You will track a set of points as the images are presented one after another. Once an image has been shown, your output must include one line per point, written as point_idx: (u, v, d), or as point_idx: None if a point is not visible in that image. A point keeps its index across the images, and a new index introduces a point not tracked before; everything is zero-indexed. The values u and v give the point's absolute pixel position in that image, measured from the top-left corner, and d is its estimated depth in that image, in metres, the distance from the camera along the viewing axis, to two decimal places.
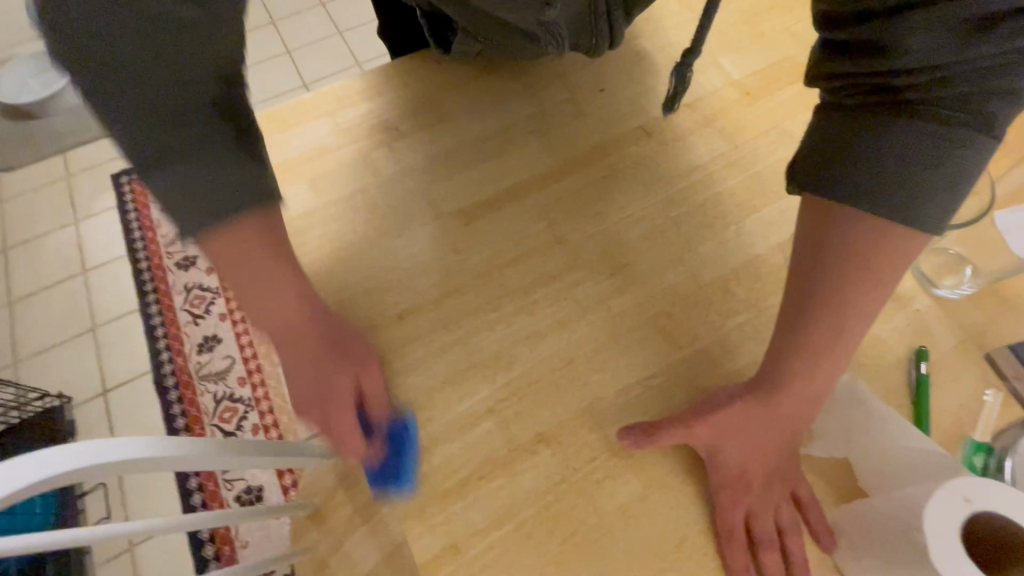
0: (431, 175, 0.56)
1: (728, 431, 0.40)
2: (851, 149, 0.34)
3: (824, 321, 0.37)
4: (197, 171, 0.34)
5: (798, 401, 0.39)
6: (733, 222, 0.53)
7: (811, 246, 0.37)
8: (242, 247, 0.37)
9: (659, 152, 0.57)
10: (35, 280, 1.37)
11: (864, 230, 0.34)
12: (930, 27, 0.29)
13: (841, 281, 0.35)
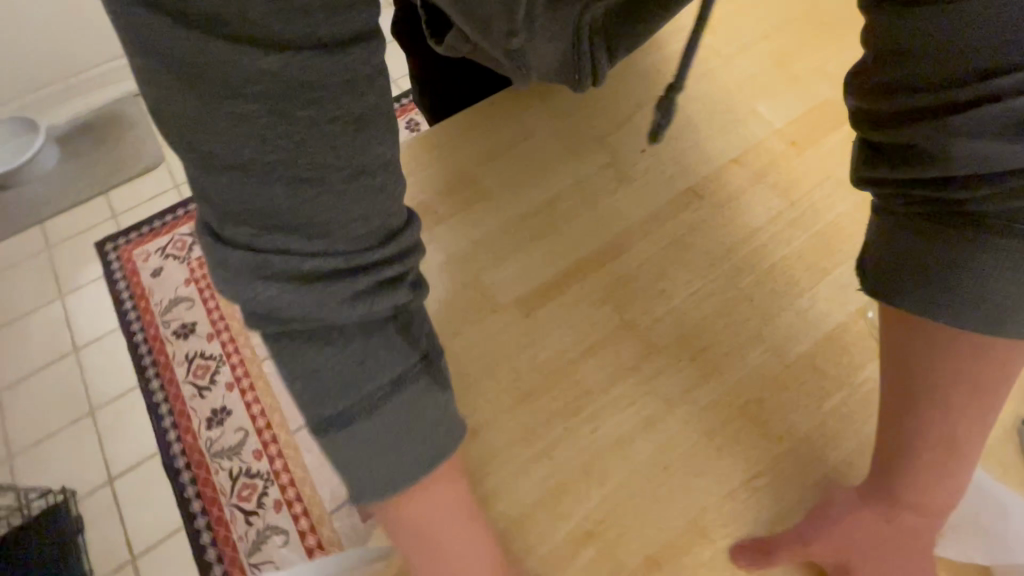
0: (480, 263, 0.52)
1: (850, 547, 0.38)
2: (915, 267, 0.32)
3: (936, 427, 0.34)
4: (324, 256, 0.26)
5: (916, 506, 0.36)
6: (807, 288, 0.50)
7: (899, 361, 0.35)
8: (380, 466, 0.30)
9: (716, 214, 0.54)
10: (22, 364, 1.30)
11: (970, 350, 0.32)
12: (984, 133, 0.28)
13: (951, 385, 0.34)
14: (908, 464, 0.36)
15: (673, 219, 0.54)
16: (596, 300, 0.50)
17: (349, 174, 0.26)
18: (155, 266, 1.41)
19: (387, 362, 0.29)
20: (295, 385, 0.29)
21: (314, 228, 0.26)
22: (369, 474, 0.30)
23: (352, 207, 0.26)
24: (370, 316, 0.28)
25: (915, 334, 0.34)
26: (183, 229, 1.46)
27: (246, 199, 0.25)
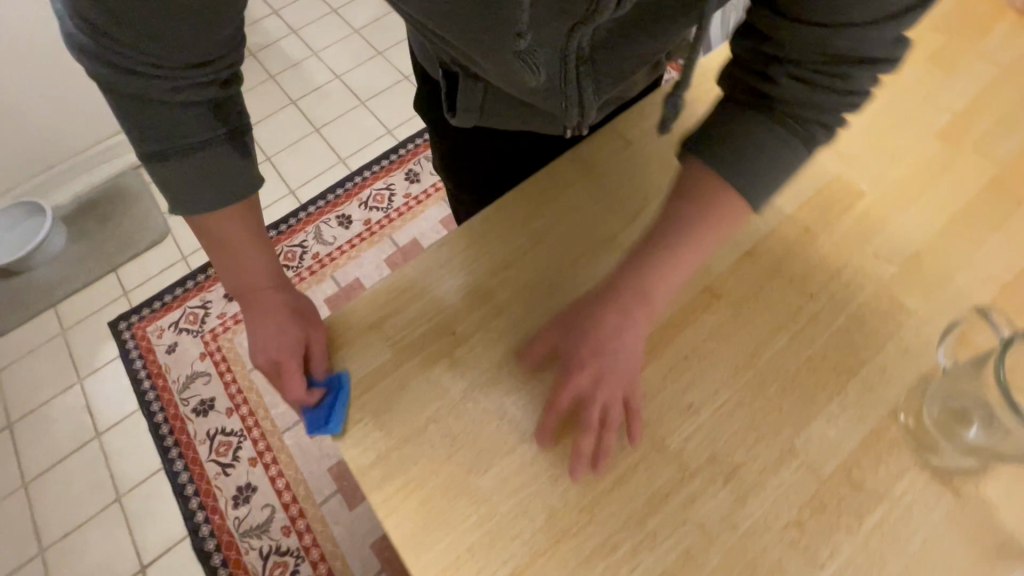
0: (503, 387, 0.52)
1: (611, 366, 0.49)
2: (722, 142, 0.50)
3: (673, 256, 0.51)
4: (189, 170, 0.48)
5: (633, 377, 0.50)
6: (835, 391, 0.50)
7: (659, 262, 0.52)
8: (213, 189, 0.50)
9: (735, 315, 0.54)
10: (48, 454, 1.31)
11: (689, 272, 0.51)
12: (811, 95, 0.47)
13: (686, 230, 0.52)
14: (653, 275, 0.51)
15: (693, 322, 0.54)
16: (624, 419, 0.50)
17: (185, 113, 0.47)
18: (169, 342, 1.42)
19: (236, 176, 0.50)
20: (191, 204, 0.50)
21: (167, 129, 0.47)
22: (235, 259, 0.54)
23: (192, 134, 0.47)
24: (229, 202, 0.51)
25: (679, 193, 0.53)
26: (194, 301, 1.47)
27: (137, 100, 0.44)
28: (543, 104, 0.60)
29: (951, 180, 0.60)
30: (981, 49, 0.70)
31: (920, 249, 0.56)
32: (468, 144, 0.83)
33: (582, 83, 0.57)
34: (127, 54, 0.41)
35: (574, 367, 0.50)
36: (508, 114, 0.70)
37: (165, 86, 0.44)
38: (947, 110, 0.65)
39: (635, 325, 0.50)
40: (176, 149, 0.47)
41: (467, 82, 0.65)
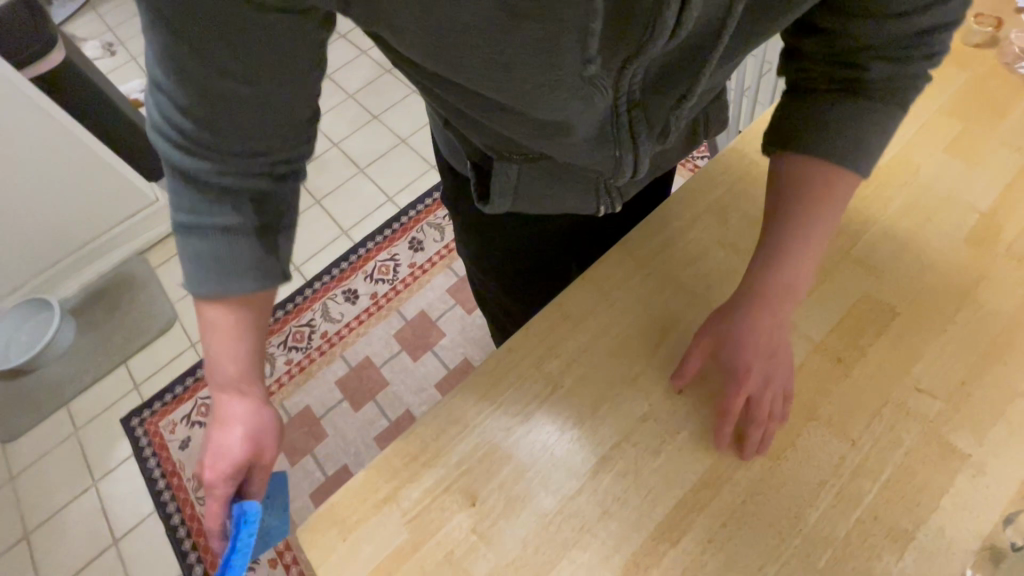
0: (533, 566, 0.49)
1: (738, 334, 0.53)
2: (820, 134, 0.51)
3: (799, 243, 0.53)
4: (227, 126, 0.39)
5: (784, 362, 0.53)
6: (891, 560, 0.46)
7: (799, 226, 0.53)
8: (225, 203, 0.43)
9: (774, 470, 0.51)
10: (67, 564, 1.28)
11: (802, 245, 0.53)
12: (889, 67, 0.48)
13: (807, 220, 0.53)
14: (796, 269, 0.53)
15: (728, 481, 0.51)
16: None
17: (264, 112, 0.39)
18: (182, 437, 1.39)
19: (235, 200, 0.43)
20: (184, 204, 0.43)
21: (223, 113, 0.38)
22: (232, 264, 0.44)
23: (250, 121, 0.39)
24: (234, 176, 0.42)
25: (784, 190, 0.54)
26: (205, 390, 1.45)
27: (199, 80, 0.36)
28: (595, 160, 0.56)
29: (990, 293, 0.57)
30: (1002, 135, 0.66)
31: (966, 378, 0.53)
32: (493, 242, 0.80)
33: (635, 130, 0.53)
34: (202, 76, 0.36)
35: (743, 377, 0.52)
36: (550, 195, 0.66)
37: (254, 99, 0.38)
38: (974, 210, 0.62)
39: (778, 326, 0.53)
40: (205, 141, 0.40)
41: (501, 168, 0.62)
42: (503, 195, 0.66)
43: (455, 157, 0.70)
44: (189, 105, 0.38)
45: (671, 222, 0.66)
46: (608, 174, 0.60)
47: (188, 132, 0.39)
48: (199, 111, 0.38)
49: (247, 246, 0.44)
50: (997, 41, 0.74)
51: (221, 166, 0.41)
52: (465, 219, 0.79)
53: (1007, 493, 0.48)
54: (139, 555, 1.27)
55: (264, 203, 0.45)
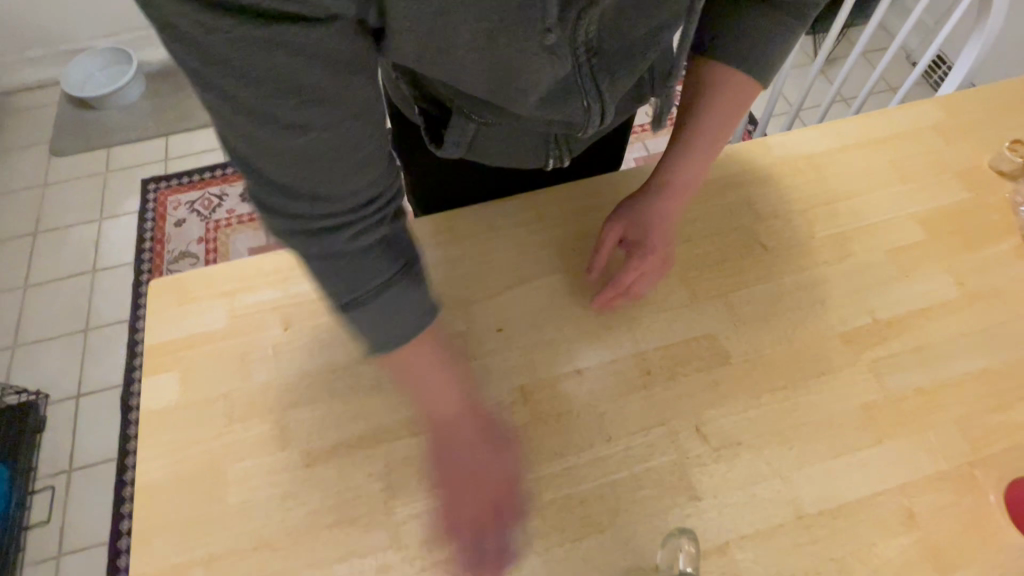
0: (295, 395, 0.56)
1: (648, 223, 0.61)
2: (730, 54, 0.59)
3: (701, 148, 0.61)
4: (306, 164, 0.34)
5: (662, 238, 0.61)
6: (570, 537, 0.50)
7: (719, 130, 0.61)
8: (349, 269, 0.39)
9: (528, 426, 0.54)
10: (52, 269, 1.49)
11: (710, 156, 0.63)
12: None
13: (728, 118, 0.61)
14: (696, 160, 0.61)
15: (487, 414, 0.55)
16: (374, 472, 0.52)
17: (344, 163, 0.35)
18: (179, 217, 1.55)
19: (376, 262, 0.40)
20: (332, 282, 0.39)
21: (312, 168, 0.35)
22: (393, 325, 0.42)
23: (357, 180, 0.36)
24: (352, 236, 0.38)
25: (707, 90, 0.61)
26: (214, 189, 1.60)
27: (303, 158, 0.34)
28: (566, 116, 0.55)
29: (826, 390, 0.56)
30: (952, 264, 0.62)
31: (744, 441, 0.53)
32: (437, 179, 0.78)
33: (595, 79, 0.52)
34: (276, 134, 0.32)
35: (648, 254, 0.60)
36: (506, 146, 0.65)
37: (338, 143, 0.34)
38: (869, 314, 0.60)
39: (669, 201, 0.61)
40: (349, 229, 0.38)
41: (460, 119, 0.61)
42: (457, 144, 0.64)
43: (401, 101, 0.67)
44: (304, 229, 0.37)
45: (590, 197, 0.67)
46: (573, 127, 0.59)
47: (292, 224, 0.37)
48: (309, 194, 0.36)
49: (415, 263, 0.41)
50: (1022, 177, 0.67)
51: (339, 240, 0.38)
52: (409, 153, 0.77)
53: (706, 542, 0.49)
54: (106, 291, 1.45)
55: (393, 242, 0.41)
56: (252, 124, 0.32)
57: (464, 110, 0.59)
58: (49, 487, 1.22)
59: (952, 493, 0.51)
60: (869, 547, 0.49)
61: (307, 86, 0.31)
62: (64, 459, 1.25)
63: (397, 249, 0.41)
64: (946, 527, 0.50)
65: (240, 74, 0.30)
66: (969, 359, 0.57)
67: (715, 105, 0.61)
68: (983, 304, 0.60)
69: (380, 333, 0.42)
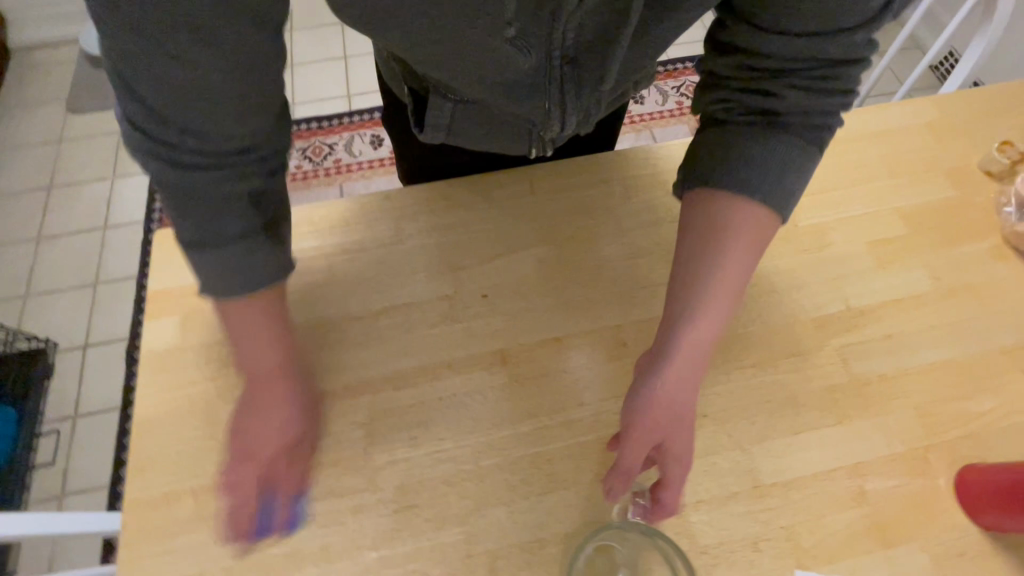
0: None
1: (641, 386, 0.49)
2: (725, 174, 0.49)
3: (724, 283, 0.49)
4: (200, 102, 0.39)
5: (685, 433, 0.49)
6: (536, 492, 0.53)
7: (713, 272, 0.49)
8: (209, 217, 0.45)
9: (504, 387, 0.57)
10: (64, 224, 1.53)
11: (715, 317, 0.49)
12: (809, 63, 0.48)
13: (724, 272, 0.49)
14: (729, 270, 0.49)
15: (465, 374, 0.58)
16: (355, 420, 0.55)
17: (235, 110, 0.41)
18: None
19: (239, 213, 0.46)
20: (186, 223, 0.45)
21: (195, 114, 0.40)
22: (245, 272, 0.47)
23: (211, 127, 0.41)
24: (225, 179, 0.44)
25: (696, 210, 0.51)
26: None
27: (194, 99, 0.39)
28: (530, 112, 0.59)
29: (793, 371, 0.58)
30: (929, 259, 0.64)
31: (708, 413, 0.56)
32: (426, 150, 0.77)
33: (562, 86, 0.56)
34: (176, 68, 0.37)
35: (626, 449, 0.49)
36: (480, 135, 0.66)
37: (228, 89, 0.39)
38: (842, 302, 0.62)
39: (687, 380, 0.49)
40: (217, 160, 0.43)
41: (437, 100, 0.62)
42: (438, 125, 0.66)
43: (392, 81, 0.68)
44: (192, 204, 0.44)
45: (580, 173, 0.69)
46: (539, 129, 0.62)
47: (173, 138, 0.41)
48: (180, 129, 0.41)
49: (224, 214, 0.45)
50: (1008, 178, 0.68)
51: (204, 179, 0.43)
52: (401, 124, 0.76)
53: None
54: (116, 247, 1.49)
55: (262, 204, 0.48)
56: (153, 50, 0.36)
57: (442, 91, 0.61)
58: (55, 431, 1.27)
59: (903, 474, 0.54)
60: (818, 519, 0.52)
61: (211, 43, 0.36)
62: (71, 404, 1.30)
63: (261, 215, 0.48)
64: (894, 505, 0.52)
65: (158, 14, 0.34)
66: (934, 350, 0.59)
67: (754, 206, 0.49)
68: (954, 299, 0.62)
69: (216, 282, 0.46)
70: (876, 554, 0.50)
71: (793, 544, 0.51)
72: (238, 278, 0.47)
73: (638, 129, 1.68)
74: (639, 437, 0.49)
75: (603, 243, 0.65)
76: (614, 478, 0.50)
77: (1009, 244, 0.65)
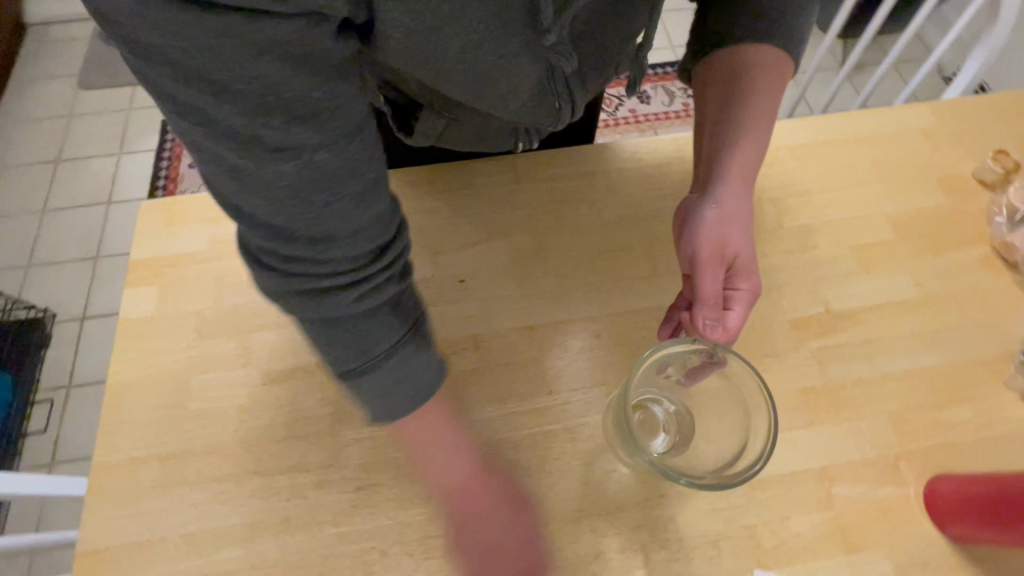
0: (263, 319, 0.59)
1: (725, 213, 0.56)
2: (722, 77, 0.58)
3: (749, 146, 0.56)
4: (334, 209, 0.37)
5: (748, 248, 0.56)
6: (499, 477, 0.53)
7: (749, 123, 0.56)
8: (358, 337, 0.43)
9: (475, 372, 0.57)
10: (70, 197, 1.55)
11: (761, 140, 0.57)
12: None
13: (755, 133, 0.57)
14: (753, 135, 0.57)
15: (437, 357, 0.58)
16: (326, 397, 0.56)
17: (358, 191, 0.37)
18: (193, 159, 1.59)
19: (379, 330, 0.44)
20: (325, 351, 0.44)
21: (323, 212, 0.36)
22: (356, 344, 0.43)
23: (360, 215, 0.38)
24: (364, 300, 0.41)
25: (723, 103, 0.57)
26: None
27: (252, 188, 0.34)
28: (536, 117, 0.60)
29: (766, 370, 0.57)
30: (914, 265, 0.63)
31: None
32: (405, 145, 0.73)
33: (568, 84, 0.58)
34: (260, 155, 0.33)
35: (727, 248, 0.55)
36: (471, 140, 0.66)
37: (347, 166, 0.36)
38: (823, 304, 0.61)
39: (738, 188, 0.56)
40: (378, 282, 0.42)
41: (430, 115, 0.62)
42: (427, 137, 0.65)
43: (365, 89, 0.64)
44: (303, 284, 0.39)
45: (565, 163, 0.69)
46: (544, 127, 0.63)
47: (288, 266, 0.39)
48: (346, 238, 0.38)
49: (383, 336, 0.44)
50: (1002, 188, 0.67)
51: (345, 303, 0.41)
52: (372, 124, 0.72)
53: (625, 497, 0.52)
54: (117, 222, 1.51)
55: (402, 306, 0.45)
56: (221, 125, 0.31)
57: (435, 108, 0.60)
58: (49, 400, 1.29)
59: (872, 479, 0.53)
60: (781, 518, 0.51)
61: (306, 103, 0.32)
62: (65, 375, 1.31)
63: (400, 312, 0.45)
64: (860, 511, 0.52)
65: (219, 84, 0.30)
66: (913, 357, 0.58)
67: (766, 52, 0.57)
68: (938, 307, 0.61)
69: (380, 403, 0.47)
70: (838, 558, 0.50)
71: (755, 544, 0.50)
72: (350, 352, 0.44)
73: (643, 129, 1.67)
74: (706, 262, 0.55)
75: (585, 234, 0.64)
76: (704, 310, 0.54)
77: (999, 254, 0.64)
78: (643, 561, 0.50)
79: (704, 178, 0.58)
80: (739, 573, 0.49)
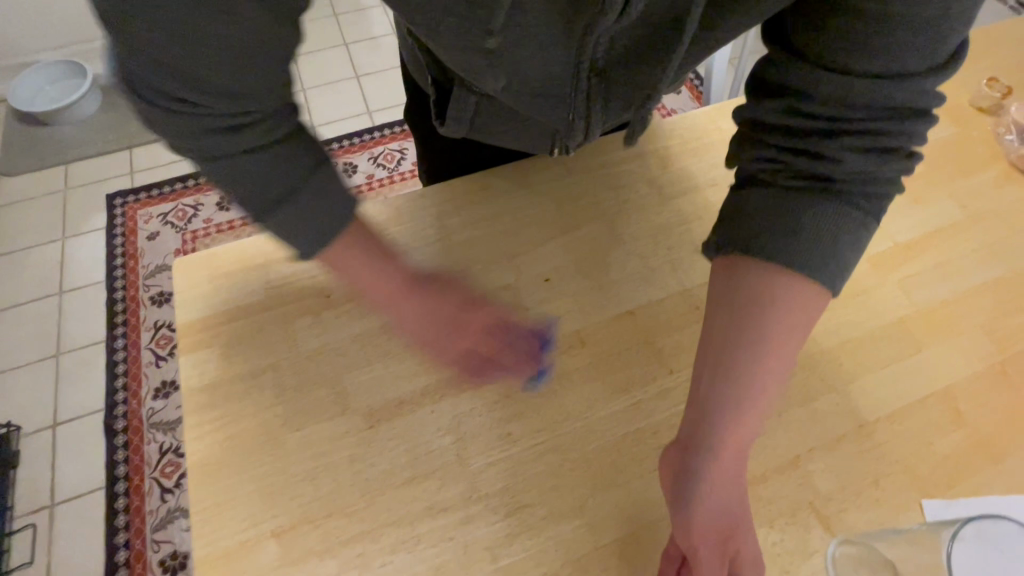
0: (351, 358, 0.54)
1: (723, 496, 0.44)
2: (763, 262, 0.44)
3: (756, 412, 0.44)
4: (219, 71, 0.36)
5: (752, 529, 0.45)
6: (649, 468, 0.50)
7: (758, 382, 0.44)
8: (261, 170, 0.42)
9: (589, 369, 0.54)
10: (12, 295, 1.38)
11: (772, 394, 0.44)
12: (856, 158, 0.43)
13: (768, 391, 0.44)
14: (766, 394, 0.44)
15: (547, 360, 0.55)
16: (442, 426, 0.51)
17: (231, 66, 0.35)
18: (152, 230, 1.47)
19: (280, 164, 0.42)
20: (227, 184, 0.42)
21: (217, 70, 0.35)
22: (311, 220, 0.44)
23: (249, 82, 0.37)
24: (242, 142, 0.41)
25: (725, 341, 0.45)
26: (189, 199, 1.51)
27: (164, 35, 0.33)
28: (549, 117, 0.53)
29: (862, 309, 0.59)
30: (952, 189, 0.67)
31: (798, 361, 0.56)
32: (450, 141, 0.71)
33: (590, 103, 0.51)
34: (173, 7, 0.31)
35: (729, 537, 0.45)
36: (504, 131, 0.62)
37: (246, 45, 0.35)
38: (889, 239, 0.63)
39: (736, 470, 0.44)
40: (238, 124, 0.40)
41: (459, 95, 0.58)
42: (459, 121, 0.62)
43: (414, 67, 0.63)
44: (206, 143, 0.40)
45: (611, 150, 0.69)
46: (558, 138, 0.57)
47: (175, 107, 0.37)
48: (222, 95, 0.37)
49: (290, 206, 0.43)
50: (1000, 111, 0.74)
51: (230, 137, 0.40)
52: (422, 117, 0.71)
53: (778, 459, 0.51)
54: (74, 312, 1.35)
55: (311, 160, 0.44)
56: None
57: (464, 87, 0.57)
58: (32, 524, 1.12)
59: (991, 389, 0.55)
60: (926, 444, 0.52)
61: None
62: (45, 494, 1.15)
63: (319, 153, 0.45)
64: (992, 421, 0.53)
65: None
66: (983, 271, 0.61)
67: (793, 286, 0.43)
68: (986, 222, 0.65)
69: (281, 213, 0.43)
70: (989, 471, 0.51)
71: (913, 474, 0.50)
72: (313, 228, 0.45)
73: None
74: (708, 558, 0.44)
75: (653, 213, 0.64)
76: None
77: (1018, 168, 0.69)
78: (816, 518, 0.48)
79: (691, 442, 0.45)
80: (909, 507, 0.49)
